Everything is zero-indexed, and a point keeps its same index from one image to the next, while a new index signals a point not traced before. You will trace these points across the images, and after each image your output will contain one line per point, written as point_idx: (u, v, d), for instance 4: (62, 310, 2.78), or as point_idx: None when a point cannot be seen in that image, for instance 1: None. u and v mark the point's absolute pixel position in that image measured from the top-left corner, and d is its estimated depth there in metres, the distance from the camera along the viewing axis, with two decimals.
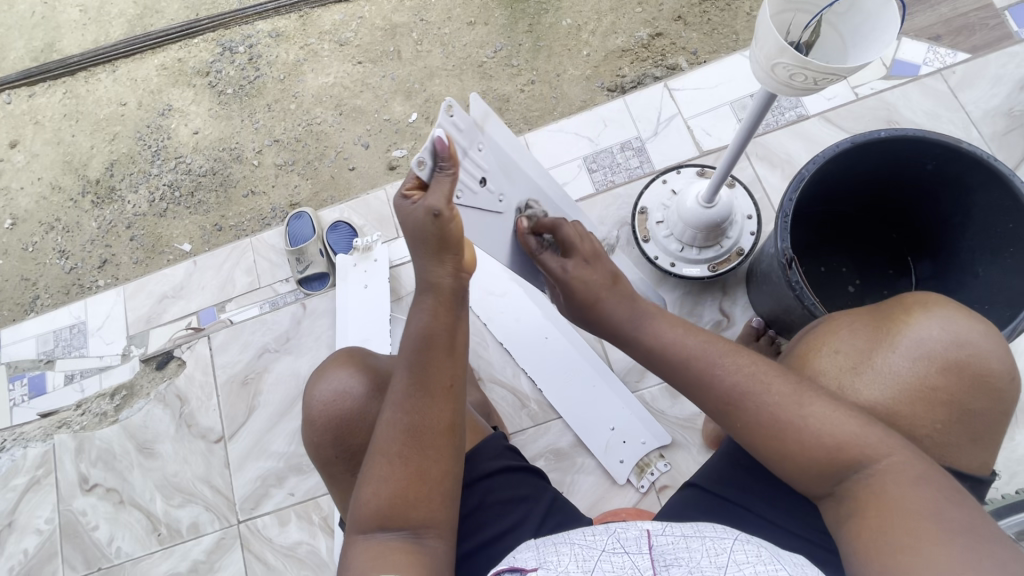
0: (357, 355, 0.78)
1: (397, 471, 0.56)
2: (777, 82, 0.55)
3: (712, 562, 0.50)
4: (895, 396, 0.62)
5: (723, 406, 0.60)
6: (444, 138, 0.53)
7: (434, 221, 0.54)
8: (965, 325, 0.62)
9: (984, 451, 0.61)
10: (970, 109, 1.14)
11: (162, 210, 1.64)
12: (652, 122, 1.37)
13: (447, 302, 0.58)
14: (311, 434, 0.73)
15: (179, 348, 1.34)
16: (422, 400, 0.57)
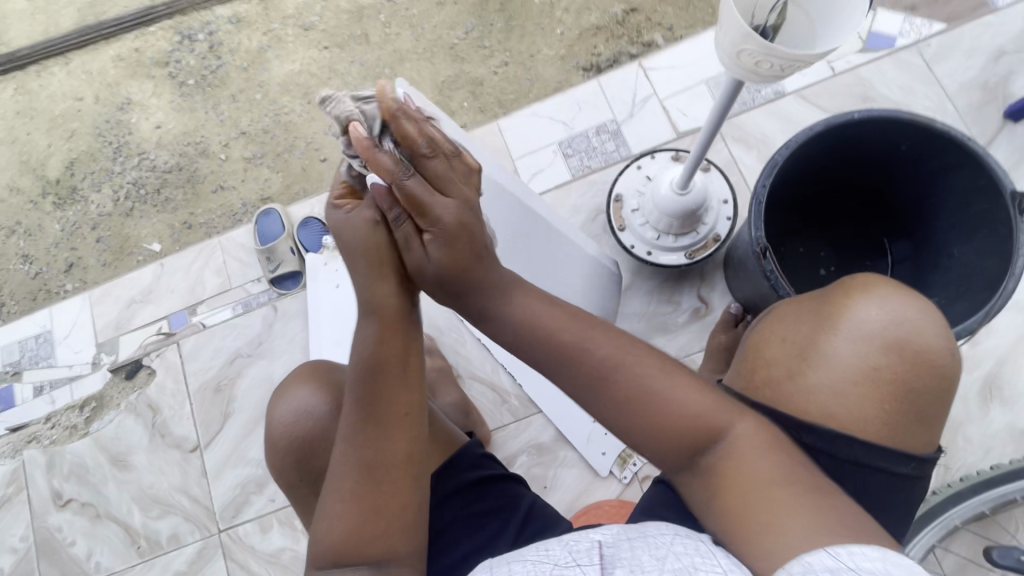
0: (320, 368, 0.76)
1: (351, 508, 0.57)
2: (742, 70, 0.52)
3: (652, 557, 0.49)
4: (844, 380, 0.56)
5: (594, 382, 0.56)
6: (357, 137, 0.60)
7: (366, 229, 0.61)
8: (904, 305, 0.57)
9: (931, 431, 0.56)
10: (946, 82, 1.12)
11: (128, 209, 1.57)
12: (627, 104, 1.34)
13: (392, 326, 0.61)
14: (275, 451, 0.72)
15: (150, 356, 1.30)
16: (370, 433, 0.59)
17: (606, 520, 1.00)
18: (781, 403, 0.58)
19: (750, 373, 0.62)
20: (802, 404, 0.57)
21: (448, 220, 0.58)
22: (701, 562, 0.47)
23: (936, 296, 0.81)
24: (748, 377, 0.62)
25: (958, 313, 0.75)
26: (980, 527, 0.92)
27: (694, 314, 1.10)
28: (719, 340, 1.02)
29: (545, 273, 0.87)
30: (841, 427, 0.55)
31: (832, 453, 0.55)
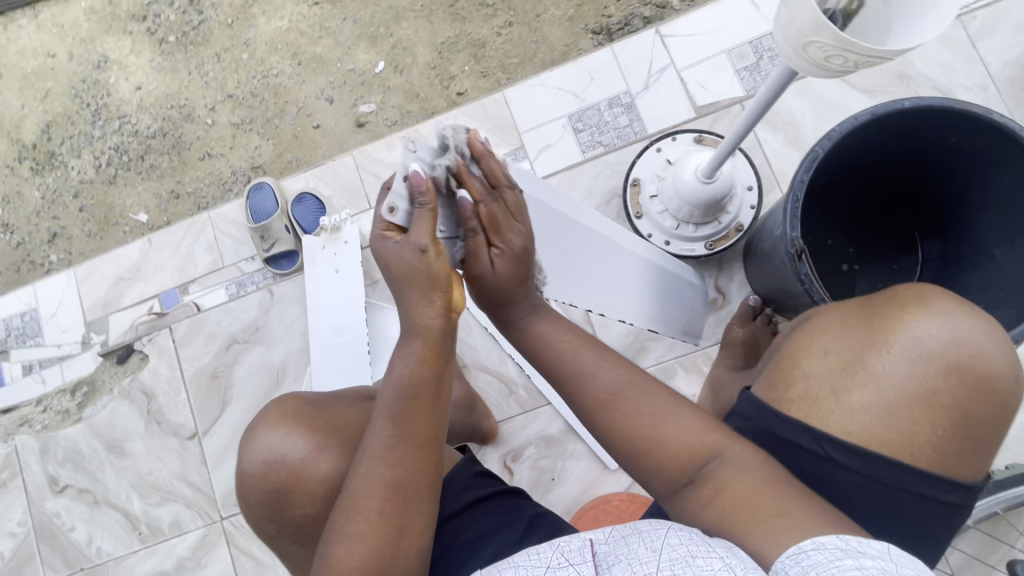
0: (290, 406, 0.70)
1: (376, 528, 0.53)
2: (806, 61, 0.46)
3: (648, 548, 0.49)
4: (892, 400, 0.53)
5: (598, 406, 0.62)
6: (421, 174, 0.57)
7: (420, 258, 0.56)
8: (967, 321, 0.53)
9: (983, 459, 0.53)
10: (989, 60, 1.05)
11: (111, 175, 1.47)
12: (642, 75, 1.25)
13: (435, 347, 0.58)
14: (250, 496, 0.67)
15: (140, 341, 1.25)
16: (403, 453, 0.55)
17: (616, 515, 0.99)
18: (820, 420, 0.55)
19: (783, 383, 0.58)
20: (844, 422, 0.54)
21: (518, 242, 0.64)
22: (697, 549, 0.47)
23: (975, 299, 0.77)
24: (780, 389, 0.58)
25: (1001, 319, 0.71)
26: (990, 526, 0.92)
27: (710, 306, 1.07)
28: (735, 334, 0.98)
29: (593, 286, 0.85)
30: (884, 451, 0.52)
31: (872, 476, 0.53)
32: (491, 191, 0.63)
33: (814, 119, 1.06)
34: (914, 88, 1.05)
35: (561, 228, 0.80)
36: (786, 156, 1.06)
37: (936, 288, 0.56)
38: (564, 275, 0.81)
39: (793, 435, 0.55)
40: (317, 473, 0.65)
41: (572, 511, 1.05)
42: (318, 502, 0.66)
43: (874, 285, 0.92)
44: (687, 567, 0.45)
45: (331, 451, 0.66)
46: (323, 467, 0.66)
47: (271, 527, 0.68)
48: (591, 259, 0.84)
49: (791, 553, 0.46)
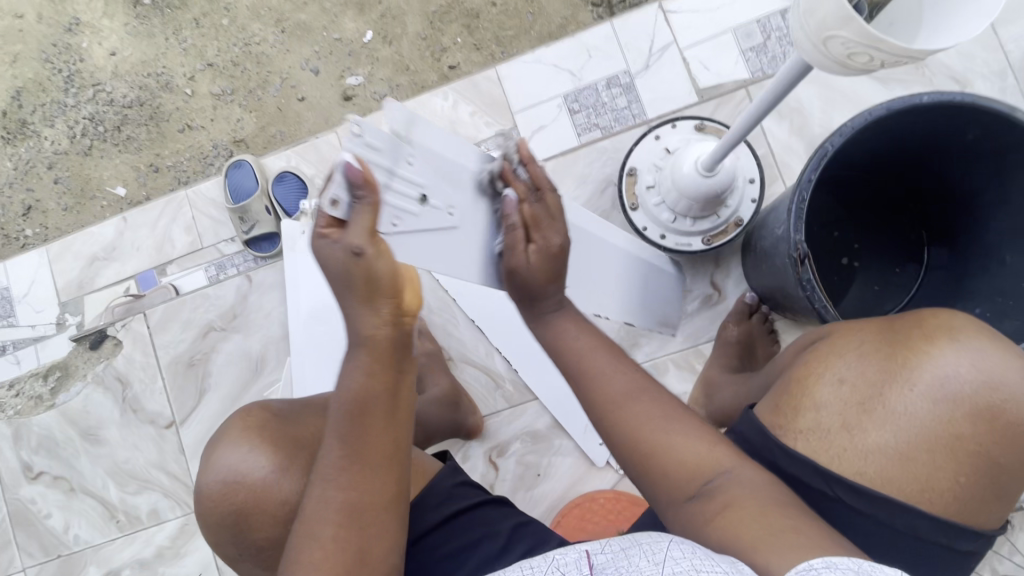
0: (249, 417, 0.67)
1: (334, 556, 0.53)
2: (827, 56, 0.41)
3: (649, 561, 0.45)
4: (910, 442, 0.51)
5: (608, 407, 0.62)
6: (355, 163, 0.48)
7: (355, 261, 0.50)
8: (999, 360, 0.51)
9: (1001, 505, 0.52)
10: (1010, 49, 0.99)
11: (86, 147, 1.33)
12: (643, 53, 1.17)
13: (382, 358, 0.56)
14: (209, 518, 0.65)
15: (114, 326, 1.21)
16: (354, 475, 0.55)
17: (602, 515, 0.97)
18: (832, 457, 0.53)
19: (791, 412, 0.57)
20: (857, 462, 0.52)
21: (558, 240, 0.65)
22: (700, 563, 0.43)
23: (980, 306, 0.74)
24: (787, 418, 0.57)
25: (1009, 331, 0.67)
26: None
27: (705, 302, 1.03)
28: (730, 334, 0.96)
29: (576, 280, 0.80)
30: (899, 495, 0.51)
31: (882, 518, 0.52)
32: (535, 192, 0.65)
33: (823, 108, 1.01)
34: (930, 76, 1.00)
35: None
36: (792, 147, 1.01)
37: (967, 319, 0.54)
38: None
39: (796, 470, 0.55)
40: (278, 494, 0.63)
41: (556, 509, 1.02)
42: (281, 523, 0.64)
43: (871, 287, 0.90)
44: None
45: (294, 470, 0.63)
46: (284, 487, 0.63)
47: (234, 550, 0.66)
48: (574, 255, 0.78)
49: (800, 568, 0.42)
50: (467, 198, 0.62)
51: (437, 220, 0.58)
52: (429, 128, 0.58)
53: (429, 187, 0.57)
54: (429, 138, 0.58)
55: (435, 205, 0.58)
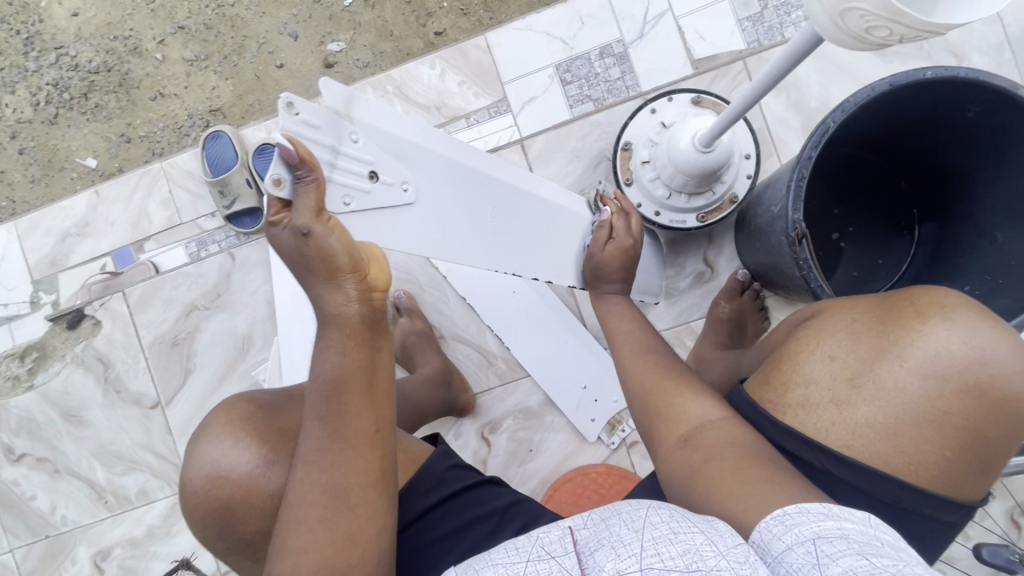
0: (232, 409, 0.66)
1: (322, 538, 0.53)
2: (843, 30, 0.39)
3: (630, 529, 0.44)
4: (899, 417, 0.51)
5: (638, 350, 0.74)
6: (289, 145, 0.50)
7: (304, 241, 0.52)
8: (991, 337, 0.50)
9: (985, 478, 0.53)
10: (1008, 22, 0.97)
11: (52, 115, 1.26)
12: (637, 22, 1.14)
13: (356, 336, 0.56)
14: (195, 515, 0.64)
15: (92, 305, 1.17)
16: (337, 456, 0.54)
17: (593, 489, 0.99)
18: (820, 430, 0.54)
19: (780, 387, 0.58)
20: (845, 436, 0.53)
21: (628, 240, 0.83)
22: (678, 527, 0.43)
23: (971, 286, 0.74)
24: (776, 392, 0.58)
25: (997, 310, 0.68)
26: None
27: (697, 279, 1.03)
28: (721, 311, 0.97)
29: (541, 252, 0.81)
30: (887, 469, 0.52)
31: (869, 490, 0.52)
32: (624, 214, 0.86)
33: (820, 82, 0.99)
34: (926, 50, 0.98)
35: (501, 193, 0.75)
36: (788, 121, 1.00)
37: (961, 296, 0.54)
38: (505, 242, 0.75)
39: (785, 442, 0.56)
40: (266, 487, 0.62)
41: (548, 483, 1.04)
42: (268, 516, 0.63)
43: (851, 271, 0.90)
44: (671, 545, 0.40)
45: (280, 463, 0.62)
46: (271, 481, 0.62)
47: (221, 544, 0.65)
48: (543, 233, 0.81)
49: (775, 515, 0.45)
50: (425, 173, 0.66)
51: (390, 194, 0.62)
52: (376, 106, 0.61)
53: (378, 162, 0.61)
54: (375, 116, 0.61)
55: (387, 180, 0.62)
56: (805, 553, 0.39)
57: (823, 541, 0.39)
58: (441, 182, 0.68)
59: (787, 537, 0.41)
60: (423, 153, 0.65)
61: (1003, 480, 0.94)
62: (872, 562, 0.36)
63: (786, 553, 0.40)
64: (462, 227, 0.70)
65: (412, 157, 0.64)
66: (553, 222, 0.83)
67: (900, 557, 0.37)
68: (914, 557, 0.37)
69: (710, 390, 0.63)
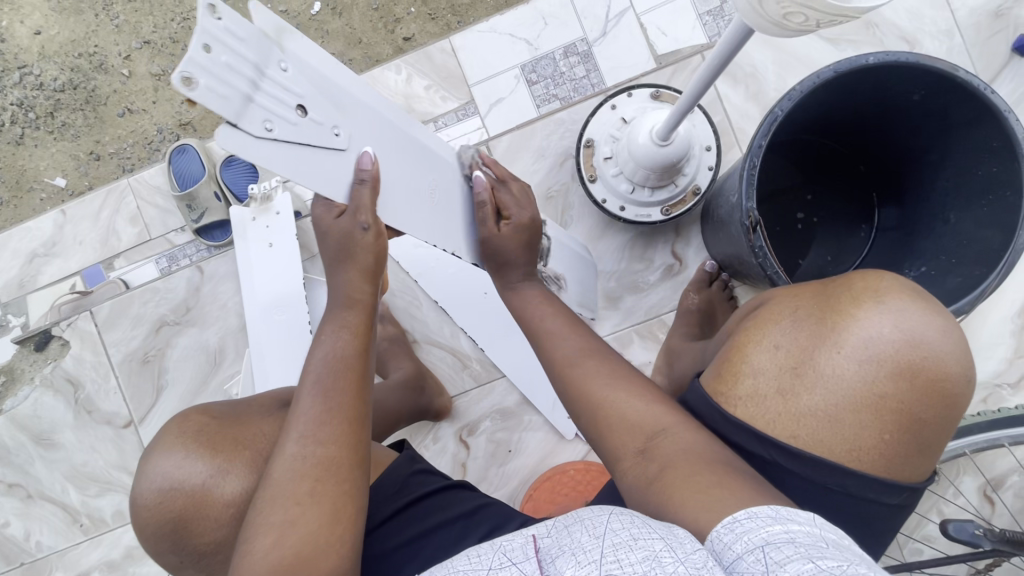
0: (188, 420, 0.66)
1: (311, 511, 0.54)
2: (765, 17, 0.40)
3: (591, 535, 0.44)
4: (839, 404, 0.52)
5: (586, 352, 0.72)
6: (371, 155, 0.61)
7: (364, 234, 0.64)
8: (921, 318, 0.52)
9: (925, 462, 0.54)
10: (956, 7, 0.99)
11: (17, 136, 1.24)
12: (600, 20, 1.14)
13: (362, 326, 0.67)
14: (148, 530, 0.63)
15: (60, 325, 1.15)
16: (333, 430, 0.58)
17: (572, 487, 0.99)
18: (768, 422, 0.54)
19: (730, 378, 0.58)
20: (791, 426, 0.54)
21: (524, 216, 0.78)
22: (639, 532, 0.43)
23: (927, 265, 0.75)
24: (727, 384, 0.58)
25: (950, 288, 0.69)
26: None
27: (666, 273, 1.05)
28: (691, 302, 0.97)
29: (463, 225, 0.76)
30: (832, 457, 0.52)
31: (814, 479, 0.53)
32: (501, 182, 0.80)
33: (777, 72, 1.01)
34: (880, 36, 1.00)
35: (431, 163, 0.71)
36: (748, 112, 1.01)
37: (897, 282, 0.55)
38: (441, 218, 0.72)
39: (737, 436, 0.56)
40: (221, 496, 0.62)
41: (528, 483, 1.03)
42: (225, 526, 0.63)
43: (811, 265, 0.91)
44: (631, 551, 0.40)
45: (236, 471, 0.63)
46: (228, 488, 0.63)
47: (175, 557, 0.65)
48: (463, 207, 0.77)
49: (725, 521, 0.45)
50: (362, 125, 0.62)
51: (318, 135, 0.57)
52: (309, 49, 0.57)
53: (308, 98, 0.55)
54: (306, 56, 0.56)
55: (316, 119, 0.56)
56: (755, 561, 0.39)
57: (771, 548, 0.40)
58: (372, 136, 0.63)
59: (738, 546, 0.42)
60: (355, 103, 0.61)
61: (972, 456, 0.95)
62: (817, 565, 0.37)
63: (738, 562, 0.40)
64: (392, 189, 0.65)
65: (345, 105, 0.60)
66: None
67: (845, 557, 0.38)
68: (857, 555, 0.39)
69: (657, 396, 0.61)
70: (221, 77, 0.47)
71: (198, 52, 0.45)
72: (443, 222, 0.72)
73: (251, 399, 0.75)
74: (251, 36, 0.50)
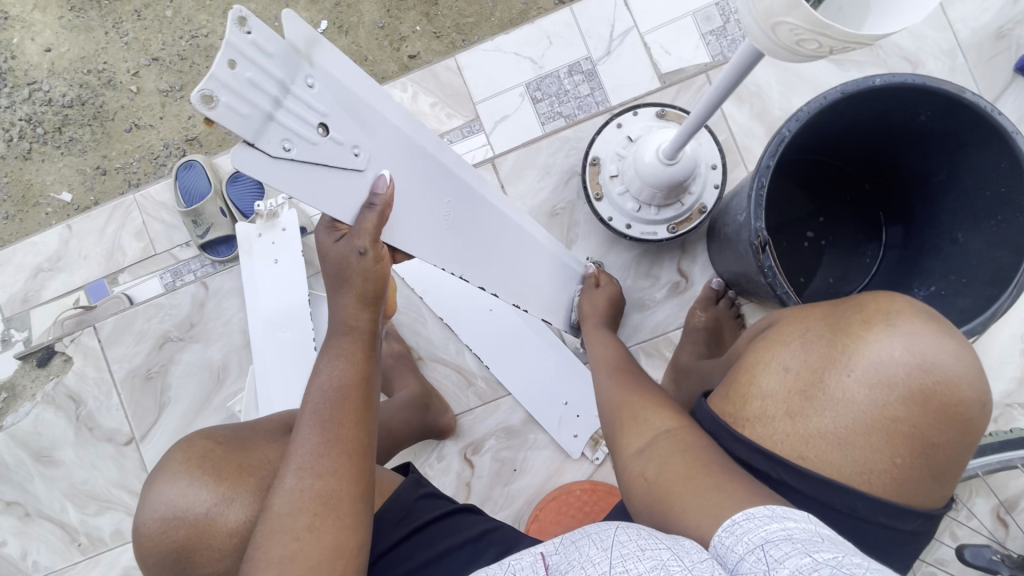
0: (192, 447, 0.65)
1: (311, 547, 0.53)
2: (777, 43, 0.41)
3: (599, 548, 0.45)
4: (849, 427, 0.51)
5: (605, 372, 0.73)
6: (386, 179, 0.57)
7: (360, 259, 0.58)
8: (935, 341, 0.51)
9: (942, 488, 0.52)
10: (958, 28, 1.00)
11: (24, 151, 1.25)
12: (604, 39, 1.16)
13: (363, 349, 0.62)
14: (151, 559, 0.63)
15: (63, 341, 1.14)
16: (332, 462, 0.57)
17: (578, 508, 0.97)
18: (776, 443, 0.54)
19: (738, 400, 0.58)
20: (799, 447, 0.53)
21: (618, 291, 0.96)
22: (646, 543, 0.44)
23: (937, 284, 0.75)
24: (735, 406, 0.58)
25: (961, 309, 0.69)
26: None
27: (672, 290, 1.04)
28: (698, 320, 0.97)
29: (479, 256, 0.72)
30: (841, 479, 0.51)
31: (826, 501, 0.51)
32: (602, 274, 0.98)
33: (782, 91, 1.01)
34: (882, 56, 1.01)
35: (451, 190, 0.68)
36: (753, 130, 1.01)
37: (911, 305, 0.55)
38: (451, 245, 0.68)
39: (745, 455, 0.55)
40: (225, 526, 0.62)
41: (533, 503, 1.02)
42: (228, 556, 0.62)
43: (822, 283, 0.91)
44: (640, 560, 0.41)
45: (240, 500, 0.62)
46: (232, 518, 0.62)
47: None
48: (482, 239, 0.73)
49: (725, 526, 0.45)
50: (385, 147, 0.59)
51: (337, 154, 0.53)
52: (339, 66, 0.54)
53: (331, 115, 0.52)
54: (335, 73, 0.53)
55: (337, 137, 0.53)
56: (756, 560, 0.40)
57: (770, 546, 0.41)
58: (394, 159, 0.60)
59: (739, 548, 0.42)
60: (382, 122, 0.58)
61: (985, 477, 0.94)
62: (814, 560, 0.38)
63: (740, 564, 0.41)
64: (402, 209, 0.60)
65: (367, 124, 0.57)
66: (516, 247, 0.80)
67: (839, 549, 0.40)
68: (850, 548, 0.40)
69: (667, 406, 0.63)
70: (244, 95, 0.45)
71: (222, 68, 0.43)
72: (451, 250, 0.67)
73: (254, 422, 0.74)
74: (281, 49, 0.48)
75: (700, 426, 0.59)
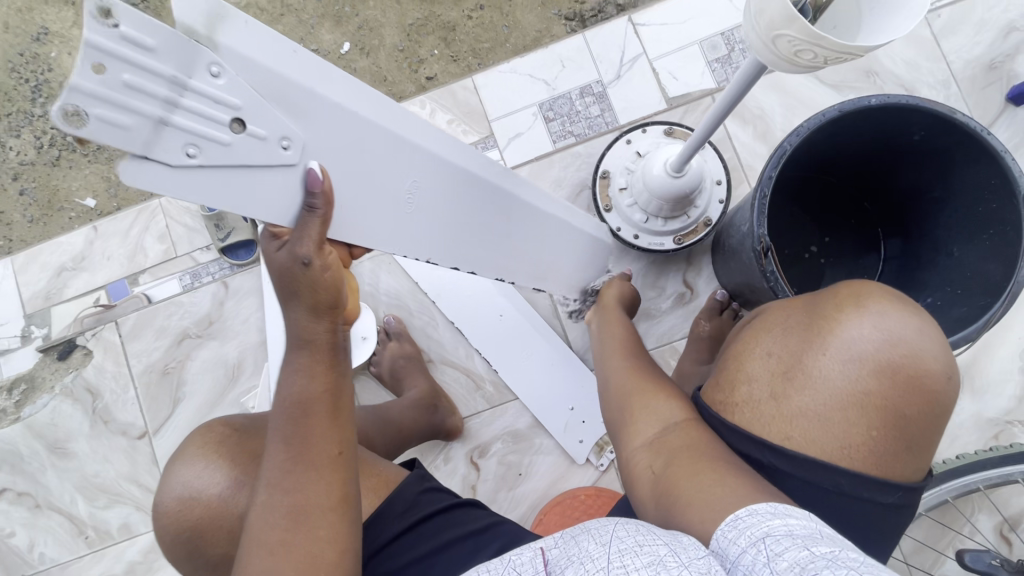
0: (212, 432, 0.68)
1: (285, 561, 0.54)
2: (776, 54, 0.45)
3: (597, 544, 0.47)
4: (828, 405, 0.54)
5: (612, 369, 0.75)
6: (319, 174, 0.52)
7: (303, 270, 0.53)
8: (899, 320, 0.54)
9: (919, 459, 0.55)
10: (951, 59, 1.06)
11: (54, 157, 1.30)
12: (614, 64, 1.22)
13: (323, 363, 0.57)
14: (166, 537, 0.66)
15: (83, 336, 1.18)
16: (299, 478, 0.56)
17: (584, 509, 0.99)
18: (763, 425, 0.56)
19: (728, 386, 0.60)
20: (785, 428, 0.55)
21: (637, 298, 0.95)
22: (643, 539, 0.46)
23: (933, 296, 0.79)
24: (725, 392, 0.61)
25: (955, 318, 0.72)
26: (939, 514, 0.96)
27: (678, 300, 1.08)
28: (702, 329, 0.99)
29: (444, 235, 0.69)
30: (822, 455, 0.54)
31: (811, 479, 0.54)
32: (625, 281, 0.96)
33: (784, 115, 1.07)
34: (880, 85, 1.06)
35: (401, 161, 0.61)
36: (756, 150, 1.06)
37: (881, 290, 0.58)
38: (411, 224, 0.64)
39: (738, 443, 0.57)
40: (235, 509, 0.64)
41: (538, 508, 1.03)
42: (235, 540, 0.64)
43: None
44: (637, 556, 0.43)
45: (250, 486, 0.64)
46: (241, 502, 0.64)
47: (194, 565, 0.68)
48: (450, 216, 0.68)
49: (729, 519, 0.47)
50: (321, 125, 0.53)
51: (261, 152, 0.49)
52: (255, 38, 0.48)
53: (247, 106, 0.47)
54: (248, 46, 0.47)
55: (257, 132, 0.49)
56: (757, 554, 0.43)
57: (771, 540, 0.43)
58: (332, 134, 0.54)
59: (741, 541, 0.45)
60: (316, 101, 0.52)
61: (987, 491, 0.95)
62: (812, 552, 0.41)
63: (741, 556, 0.43)
64: (343, 191, 0.56)
65: (303, 107, 0.52)
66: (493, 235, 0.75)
67: (835, 543, 0.42)
68: (846, 543, 0.43)
69: (673, 394, 0.65)
70: (125, 104, 0.41)
71: (86, 76, 0.39)
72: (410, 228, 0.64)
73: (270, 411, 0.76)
74: (164, 35, 0.42)
75: (701, 419, 0.61)
